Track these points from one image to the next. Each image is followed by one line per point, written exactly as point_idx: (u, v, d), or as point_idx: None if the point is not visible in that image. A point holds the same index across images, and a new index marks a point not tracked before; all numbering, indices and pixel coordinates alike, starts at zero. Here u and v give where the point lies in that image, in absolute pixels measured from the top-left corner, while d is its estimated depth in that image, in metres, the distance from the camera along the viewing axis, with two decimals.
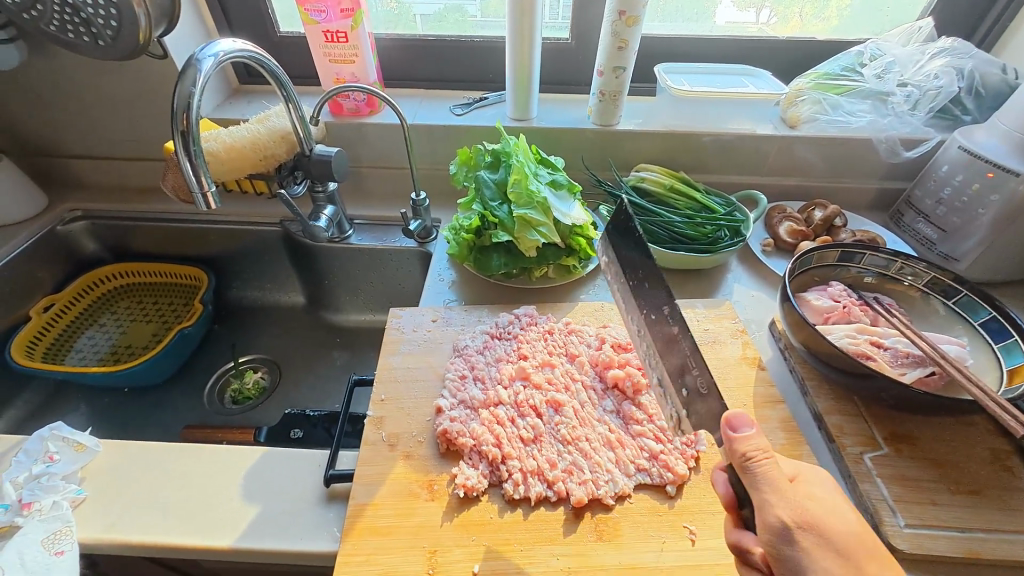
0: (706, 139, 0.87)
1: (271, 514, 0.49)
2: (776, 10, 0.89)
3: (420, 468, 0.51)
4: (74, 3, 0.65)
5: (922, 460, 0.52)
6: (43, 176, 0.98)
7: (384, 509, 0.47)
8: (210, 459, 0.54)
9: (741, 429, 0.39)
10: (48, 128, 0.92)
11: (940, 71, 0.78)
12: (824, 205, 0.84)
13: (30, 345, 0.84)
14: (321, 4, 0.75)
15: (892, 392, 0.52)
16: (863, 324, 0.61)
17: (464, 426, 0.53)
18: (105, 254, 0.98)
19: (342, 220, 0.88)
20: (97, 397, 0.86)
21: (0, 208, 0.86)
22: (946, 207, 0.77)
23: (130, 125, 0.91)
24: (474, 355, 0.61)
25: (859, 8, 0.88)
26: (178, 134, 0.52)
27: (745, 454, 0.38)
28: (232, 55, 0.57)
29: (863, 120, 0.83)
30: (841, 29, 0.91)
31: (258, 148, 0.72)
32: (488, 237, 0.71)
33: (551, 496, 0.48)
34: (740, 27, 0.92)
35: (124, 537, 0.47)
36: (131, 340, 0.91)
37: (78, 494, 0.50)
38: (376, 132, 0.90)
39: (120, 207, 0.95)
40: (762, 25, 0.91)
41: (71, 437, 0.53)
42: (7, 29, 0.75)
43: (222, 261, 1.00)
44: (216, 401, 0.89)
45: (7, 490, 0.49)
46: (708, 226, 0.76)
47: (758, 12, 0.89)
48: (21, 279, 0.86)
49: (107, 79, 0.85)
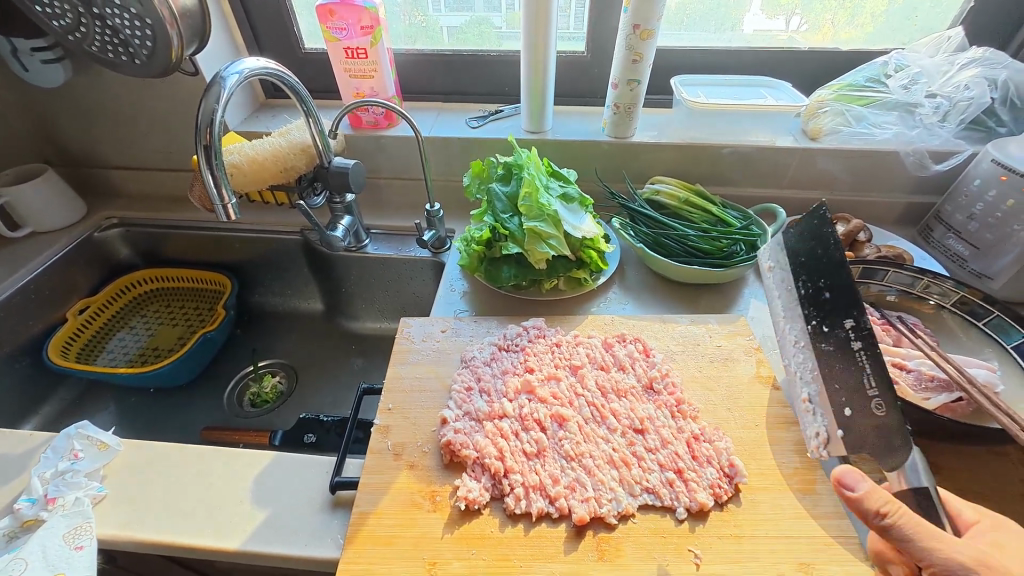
0: (723, 151, 0.86)
1: (278, 517, 0.50)
2: (808, 18, 0.87)
3: (423, 478, 0.51)
4: (112, 24, 0.69)
5: (945, 490, 0.50)
6: (82, 184, 1.03)
7: (386, 518, 0.48)
8: (222, 464, 0.55)
9: (856, 487, 0.39)
10: (89, 140, 0.97)
11: (971, 82, 0.75)
12: (848, 219, 0.81)
13: (66, 346, 0.89)
14: (342, 23, 0.78)
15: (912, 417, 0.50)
16: (886, 344, 0.59)
17: (468, 438, 0.53)
18: (137, 260, 1.03)
19: (359, 229, 0.91)
20: (126, 397, 0.90)
21: (43, 216, 0.92)
22: (978, 222, 0.74)
23: (163, 136, 0.95)
24: (481, 367, 0.61)
25: (895, 13, 0.85)
26: (201, 147, 0.54)
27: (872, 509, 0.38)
28: (254, 73, 0.59)
29: (888, 132, 0.81)
30: (868, 38, 0.88)
31: (279, 160, 0.76)
32: (499, 248, 0.71)
33: (552, 513, 0.48)
34: (768, 35, 0.90)
35: (138, 534, 0.49)
36: (158, 344, 0.96)
37: (99, 491, 0.52)
38: (394, 144, 0.92)
39: (153, 216, 1.01)
40: (793, 33, 0.89)
41: (95, 436, 0.55)
42: (54, 50, 0.80)
43: (245, 268, 1.04)
44: (236, 404, 0.93)
45: (34, 485, 0.51)
46: (723, 240, 0.75)
47: (788, 20, 0.88)
48: (60, 283, 0.91)
49: (145, 95, 0.89)
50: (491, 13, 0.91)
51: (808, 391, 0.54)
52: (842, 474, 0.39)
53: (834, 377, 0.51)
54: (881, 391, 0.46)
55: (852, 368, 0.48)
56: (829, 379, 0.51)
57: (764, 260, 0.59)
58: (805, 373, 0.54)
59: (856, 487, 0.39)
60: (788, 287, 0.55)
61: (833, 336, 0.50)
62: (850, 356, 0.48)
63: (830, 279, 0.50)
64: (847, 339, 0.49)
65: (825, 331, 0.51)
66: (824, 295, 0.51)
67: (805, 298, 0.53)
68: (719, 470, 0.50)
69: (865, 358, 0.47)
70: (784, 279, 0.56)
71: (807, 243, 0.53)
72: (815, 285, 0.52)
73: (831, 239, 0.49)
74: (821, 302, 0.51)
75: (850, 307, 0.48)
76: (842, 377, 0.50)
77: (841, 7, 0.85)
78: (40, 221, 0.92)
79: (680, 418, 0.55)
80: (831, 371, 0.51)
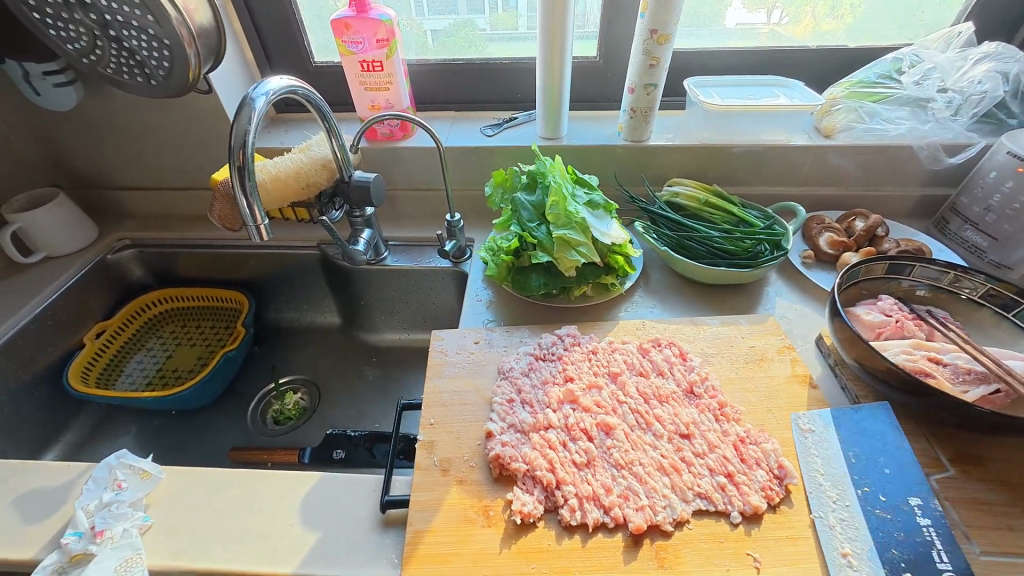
0: (733, 150, 0.87)
1: (330, 539, 0.50)
2: (787, 10, 0.88)
3: (474, 493, 0.51)
4: (129, 46, 0.68)
5: (991, 481, 0.50)
6: (92, 207, 1.02)
7: (442, 536, 0.48)
8: (266, 487, 0.55)
9: None
10: (99, 162, 0.96)
11: (984, 76, 0.76)
12: (865, 215, 0.82)
13: (85, 371, 0.87)
14: (358, 36, 0.77)
15: (955, 410, 0.50)
16: (918, 338, 0.59)
17: (516, 450, 0.53)
18: (151, 280, 1.02)
19: (379, 242, 0.90)
20: (148, 421, 0.89)
21: (56, 240, 0.91)
22: (995, 214, 0.75)
23: (175, 155, 0.94)
24: (520, 378, 0.61)
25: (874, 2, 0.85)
26: (235, 169, 0.54)
27: None
28: (280, 92, 0.59)
29: (902, 127, 0.82)
30: (848, 28, 0.89)
31: (300, 177, 0.75)
32: (527, 257, 0.71)
33: (608, 522, 0.48)
34: (750, 28, 0.91)
35: (189, 563, 0.49)
36: (177, 365, 0.94)
37: (145, 521, 0.51)
38: (411, 155, 0.92)
39: (166, 235, 1.00)
40: (774, 25, 0.90)
41: (137, 465, 0.54)
42: (66, 73, 0.79)
43: (261, 285, 1.03)
44: (259, 422, 0.92)
45: (80, 518, 0.50)
46: (747, 240, 0.75)
47: (768, 12, 0.88)
48: (76, 307, 0.90)
49: (156, 115, 0.88)
50: (475, 14, 0.92)
51: (847, 544, 0.45)
52: None
53: (890, 532, 0.45)
54: (956, 568, 0.43)
55: (914, 540, 0.45)
56: (878, 533, 0.46)
57: (800, 421, 0.56)
58: (849, 529, 0.46)
59: None
60: (836, 448, 0.52)
61: (893, 504, 0.47)
62: (912, 530, 0.46)
63: (887, 452, 0.51)
64: (913, 512, 0.47)
65: (887, 494, 0.48)
66: (885, 471, 0.50)
67: (856, 457, 0.52)
68: (769, 471, 0.51)
69: (934, 533, 0.45)
70: (823, 442, 0.53)
71: (860, 426, 0.54)
72: (868, 459, 0.51)
73: (892, 427, 0.53)
74: (880, 474, 0.50)
75: (914, 486, 0.49)
76: (898, 539, 0.45)
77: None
78: (53, 245, 0.91)
79: (723, 421, 0.56)
80: (883, 528, 0.46)
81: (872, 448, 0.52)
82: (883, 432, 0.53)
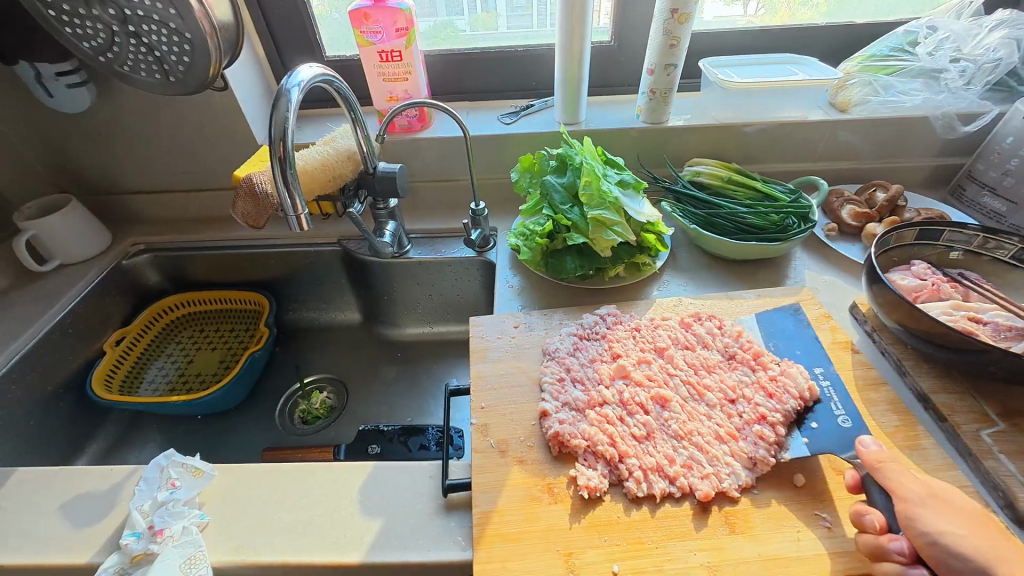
0: (746, 130, 0.88)
1: (394, 526, 0.49)
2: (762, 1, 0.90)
3: (536, 472, 0.51)
4: (148, 41, 0.67)
5: None
6: (102, 213, 1.00)
7: (510, 516, 0.47)
8: (321, 479, 0.54)
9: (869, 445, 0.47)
10: (109, 166, 0.94)
11: (999, 43, 0.77)
12: (886, 186, 0.83)
13: (108, 378, 0.86)
14: (377, 26, 0.77)
15: (1004, 365, 0.51)
16: (955, 300, 0.60)
17: (574, 427, 0.53)
18: (167, 285, 1.00)
19: (402, 235, 0.89)
20: (174, 426, 0.88)
21: (71, 247, 0.88)
22: (1014, 178, 0.77)
23: (188, 155, 0.93)
24: (567, 358, 0.61)
25: None
26: (276, 161, 0.53)
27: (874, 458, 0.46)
28: (312, 82, 0.58)
29: (917, 98, 0.84)
30: (822, 14, 0.92)
31: (327, 169, 0.74)
32: (561, 240, 0.71)
33: (675, 492, 0.48)
34: (728, 20, 0.93)
35: (252, 557, 0.48)
36: (200, 369, 0.93)
37: (202, 519, 0.50)
38: (430, 146, 0.92)
39: (181, 238, 0.98)
40: (750, 17, 0.92)
41: (188, 463, 0.54)
42: (79, 73, 0.77)
43: (280, 284, 1.02)
44: (288, 422, 0.91)
45: (137, 519, 0.50)
46: (775, 214, 0.76)
47: (744, 5, 0.91)
48: (95, 315, 0.88)
49: (169, 115, 0.87)
50: (453, 16, 0.93)
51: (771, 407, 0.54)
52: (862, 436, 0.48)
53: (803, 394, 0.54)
54: (848, 415, 0.52)
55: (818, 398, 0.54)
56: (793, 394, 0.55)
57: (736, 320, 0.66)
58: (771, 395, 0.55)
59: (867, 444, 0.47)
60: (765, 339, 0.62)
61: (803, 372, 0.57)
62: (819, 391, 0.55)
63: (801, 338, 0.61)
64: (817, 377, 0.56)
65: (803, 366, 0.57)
66: (796, 352, 0.60)
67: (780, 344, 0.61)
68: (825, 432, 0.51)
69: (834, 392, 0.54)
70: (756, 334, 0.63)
71: (777, 320, 0.64)
72: (788, 344, 0.61)
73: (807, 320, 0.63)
74: (795, 354, 0.59)
75: (821, 360, 0.58)
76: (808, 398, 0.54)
77: None
78: (68, 252, 0.89)
79: (762, 369, 0.57)
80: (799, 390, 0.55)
81: (790, 340, 0.61)
82: (797, 326, 0.63)
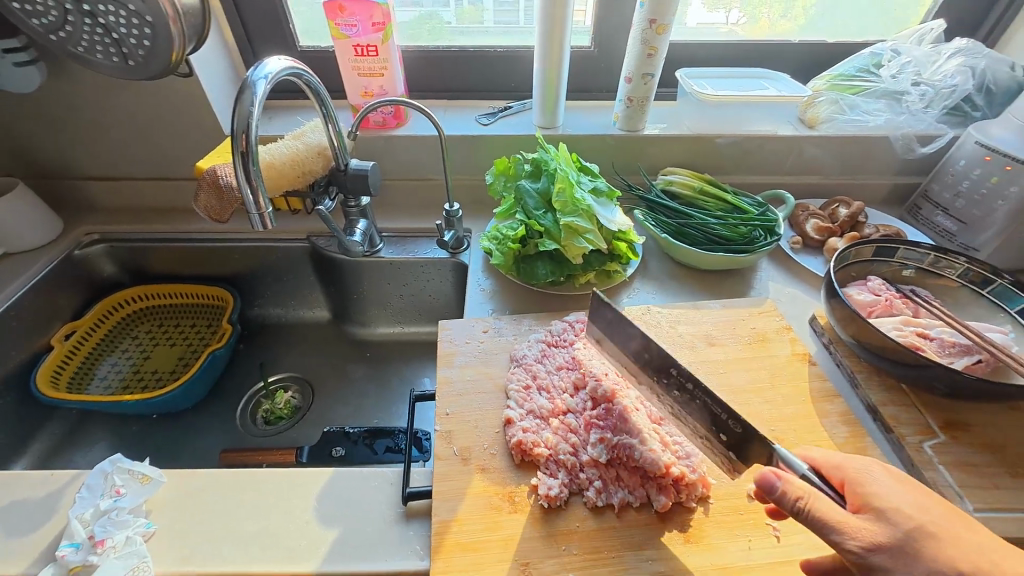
0: (719, 141, 0.90)
1: (351, 536, 0.48)
2: (744, 10, 0.91)
3: (497, 481, 0.51)
4: (105, 22, 0.63)
5: (978, 446, 0.54)
6: (53, 198, 0.94)
7: (469, 524, 0.47)
8: (278, 486, 0.53)
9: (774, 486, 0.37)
10: (62, 150, 0.89)
11: (956, 70, 0.81)
12: (848, 203, 0.86)
13: (55, 375, 0.81)
14: (353, 18, 0.75)
15: (947, 382, 0.54)
16: (906, 316, 0.63)
17: (537, 436, 0.53)
18: (124, 277, 0.96)
19: (374, 233, 0.88)
20: (128, 425, 0.84)
21: (17, 235, 0.83)
22: (964, 200, 0.81)
23: (149, 142, 0.88)
24: (535, 365, 0.60)
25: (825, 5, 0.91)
26: (238, 155, 0.51)
27: (795, 498, 0.37)
28: (281, 74, 0.56)
29: (879, 118, 0.87)
30: (799, 29, 0.94)
31: (297, 165, 0.72)
32: (534, 245, 0.71)
33: (634, 502, 0.48)
34: (710, 27, 0.94)
35: (201, 568, 0.46)
36: (157, 366, 0.89)
37: (148, 528, 0.48)
38: (404, 143, 0.90)
39: (141, 229, 0.93)
40: (732, 25, 0.94)
41: (136, 470, 0.51)
42: (29, 51, 0.72)
43: (245, 279, 0.98)
44: (250, 422, 0.88)
45: (75, 529, 0.47)
46: (743, 226, 0.78)
47: (726, 13, 0.92)
48: (42, 308, 0.83)
49: (128, 100, 0.82)
50: (438, 7, 0.91)
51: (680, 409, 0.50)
52: (760, 481, 0.37)
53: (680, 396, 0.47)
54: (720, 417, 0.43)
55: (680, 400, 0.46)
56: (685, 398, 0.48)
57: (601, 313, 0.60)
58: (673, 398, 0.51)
59: (771, 486, 0.37)
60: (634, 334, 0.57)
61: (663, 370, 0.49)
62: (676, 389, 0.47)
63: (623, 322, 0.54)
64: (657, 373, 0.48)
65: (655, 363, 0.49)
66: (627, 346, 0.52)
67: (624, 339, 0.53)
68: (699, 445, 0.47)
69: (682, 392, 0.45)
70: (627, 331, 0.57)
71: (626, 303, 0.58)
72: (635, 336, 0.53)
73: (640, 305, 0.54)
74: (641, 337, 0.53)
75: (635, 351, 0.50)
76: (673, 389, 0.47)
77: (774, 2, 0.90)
78: (13, 240, 0.84)
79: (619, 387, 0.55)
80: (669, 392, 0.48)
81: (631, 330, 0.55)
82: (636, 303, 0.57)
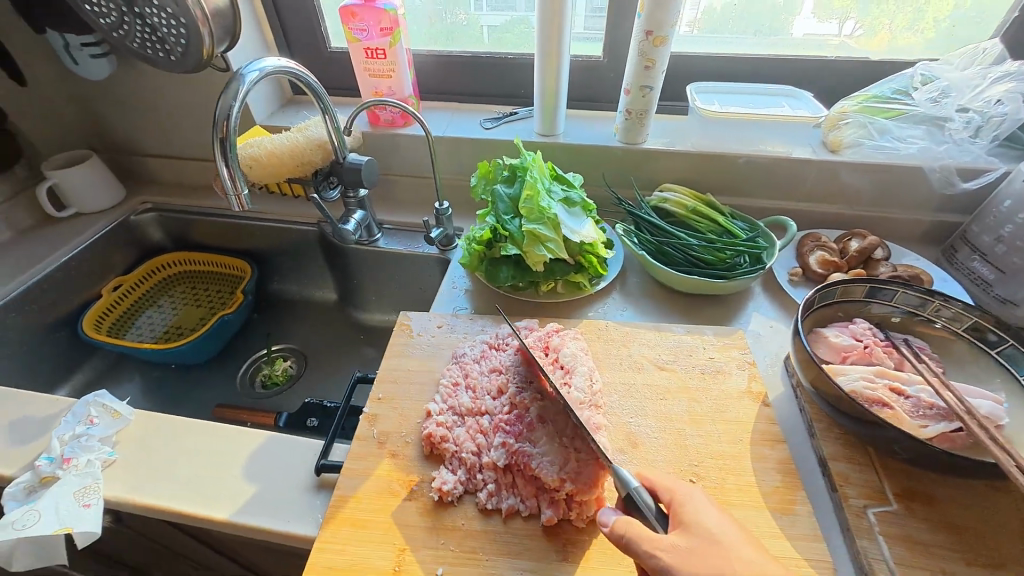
0: (740, 160, 0.84)
1: (265, 494, 0.53)
2: (862, 22, 0.84)
3: (402, 467, 0.53)
4: (151, 23, 0.74)
5: (935, 522, 0.48)
6: (123, 171, 1.11)
7: (364, 502, 0.50)
8: (221, 439, 0.59)
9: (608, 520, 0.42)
10: (131, 130, 1.04)
11: (1004, 97, 0.70)
12: (863, 236, 0.78)
13: (99, 319, 0.95)
14: (363, 24, 0.80)
15: (906, 446, 0.48)
16: (885, 367, 0.56)
17: (449, 432, 0.54)
18: (168, 243, 1.10)
19: (371, 224, 0.93)
20: (150, 370, 0.97)
21: (86, 199, 0.99)
22: (1005, 246, 0.70)
23: (196, 127, 1.01)
24: (470, 364, 0.62)
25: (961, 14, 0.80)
26: (217, 141, 0.58)
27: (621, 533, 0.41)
28: (274, 72, 0.63)
29: (914, 146, 0.77)
30: (927, 42, 0.85)
31: (296, 156, 0.80)
32: (499, 249, 0.72)
33: (522, 511, 0.49)
34: (819, 39, 0.87)
35: (140, 497, 0.53)
36: (182, 322, 1.02)
37: (109, 456, 0.56)
38: (408, 142, 0.95)
39: (185, 202, 1.07)
40: (845, 37, 0.86)
41: (110, 405, 0.60)
42: (101, 46, 0.87)
43: (265, 256, 1.09)
44: (248, 384, 0.98)
45: (54, 445, 0.57)
46: (727, 251, 0.73)
47: (841, 24, 0.85)
48: (97, 262, 0.98)
49: (180, 90, 0.95)
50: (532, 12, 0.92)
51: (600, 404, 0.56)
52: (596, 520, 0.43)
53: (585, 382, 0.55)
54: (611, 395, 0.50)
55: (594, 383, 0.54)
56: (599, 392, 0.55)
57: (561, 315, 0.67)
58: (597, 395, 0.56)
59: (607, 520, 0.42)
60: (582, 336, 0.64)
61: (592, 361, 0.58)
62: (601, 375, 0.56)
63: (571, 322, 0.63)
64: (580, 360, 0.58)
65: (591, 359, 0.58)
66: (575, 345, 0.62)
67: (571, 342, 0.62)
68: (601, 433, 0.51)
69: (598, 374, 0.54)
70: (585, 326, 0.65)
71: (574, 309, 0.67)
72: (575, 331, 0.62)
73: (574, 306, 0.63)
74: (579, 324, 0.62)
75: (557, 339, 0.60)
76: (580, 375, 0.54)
77: (902, 11, 0.82)
78: (83, 203, 1.00)
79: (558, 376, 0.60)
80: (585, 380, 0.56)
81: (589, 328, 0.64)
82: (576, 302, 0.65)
